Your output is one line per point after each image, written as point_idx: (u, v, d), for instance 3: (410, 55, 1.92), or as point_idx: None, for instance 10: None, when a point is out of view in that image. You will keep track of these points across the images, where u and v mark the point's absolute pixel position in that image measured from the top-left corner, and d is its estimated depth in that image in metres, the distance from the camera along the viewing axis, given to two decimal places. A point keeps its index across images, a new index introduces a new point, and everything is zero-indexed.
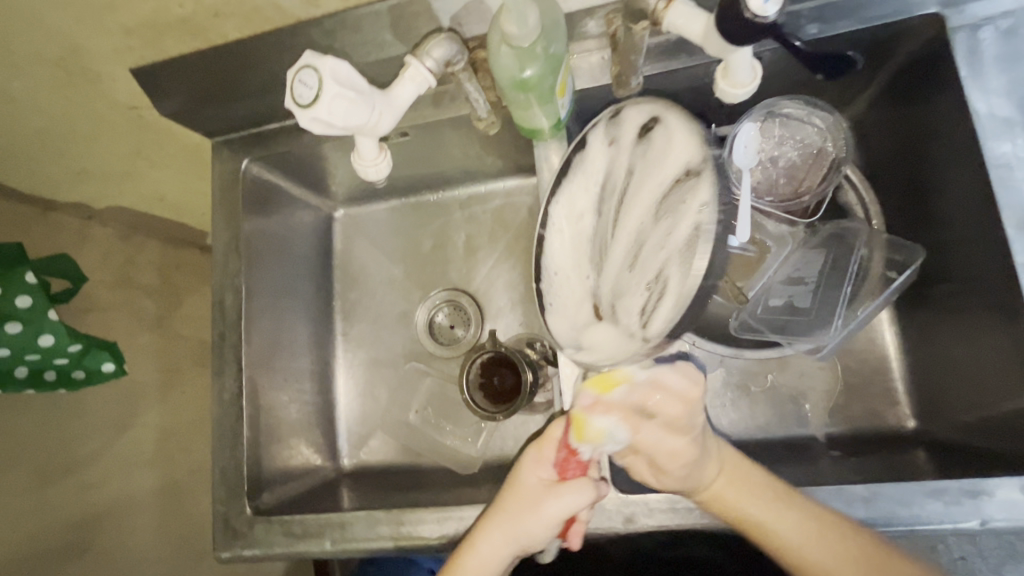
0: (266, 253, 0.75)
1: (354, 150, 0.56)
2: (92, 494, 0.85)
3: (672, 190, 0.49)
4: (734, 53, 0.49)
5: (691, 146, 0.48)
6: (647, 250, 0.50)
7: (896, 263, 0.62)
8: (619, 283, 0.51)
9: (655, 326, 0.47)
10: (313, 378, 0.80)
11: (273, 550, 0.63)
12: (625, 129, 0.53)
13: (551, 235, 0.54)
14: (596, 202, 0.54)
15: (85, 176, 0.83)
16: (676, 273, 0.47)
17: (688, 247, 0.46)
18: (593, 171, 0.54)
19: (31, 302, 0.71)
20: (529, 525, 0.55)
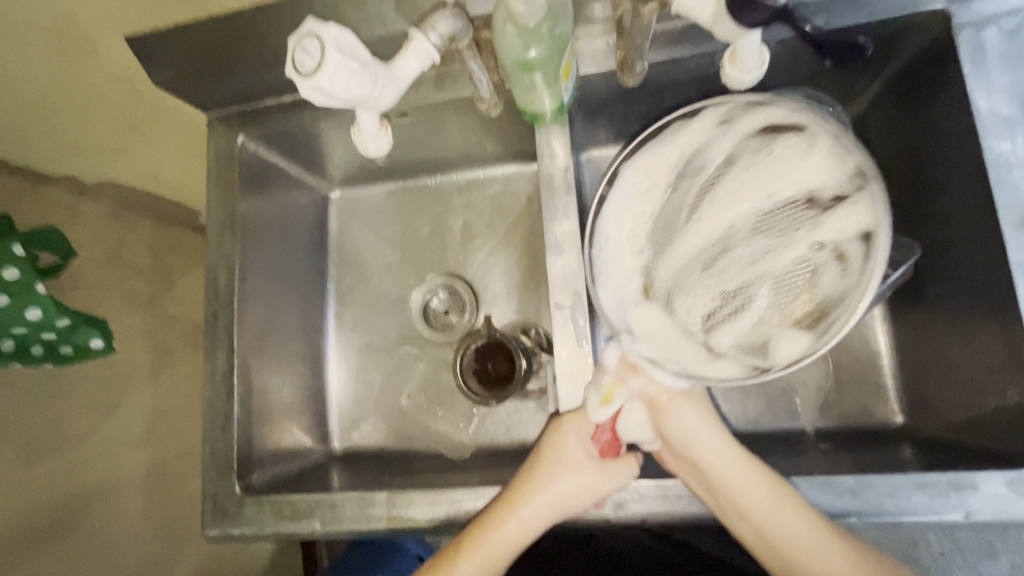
0: (261, 232, 0.74)
1: (355, 126, 0.56)
2: (79, 473, 0.84)
3: (781, 212, 0.54)
4: (743, 38, 0.50)
5: (824, 171, 0.52)
6: (731, 256, 0.54)
7: (890, 261, 0.60)
8: (682, 274, 0.55)
9: (721, 335, 0.53)
10: (305, 361, 0.79)
11: (263, 530, 0.62)
12: (749, 118, 0.55)
13: (614, 194, 0.56)
14: (675, 184, 0.56)
15: (75, 150, 0.82)
16: (766, 297, 0.53)
17: (790, 276, 0.52)
18: (684, 146, 0.57)
19: (19, 276, 0.69)
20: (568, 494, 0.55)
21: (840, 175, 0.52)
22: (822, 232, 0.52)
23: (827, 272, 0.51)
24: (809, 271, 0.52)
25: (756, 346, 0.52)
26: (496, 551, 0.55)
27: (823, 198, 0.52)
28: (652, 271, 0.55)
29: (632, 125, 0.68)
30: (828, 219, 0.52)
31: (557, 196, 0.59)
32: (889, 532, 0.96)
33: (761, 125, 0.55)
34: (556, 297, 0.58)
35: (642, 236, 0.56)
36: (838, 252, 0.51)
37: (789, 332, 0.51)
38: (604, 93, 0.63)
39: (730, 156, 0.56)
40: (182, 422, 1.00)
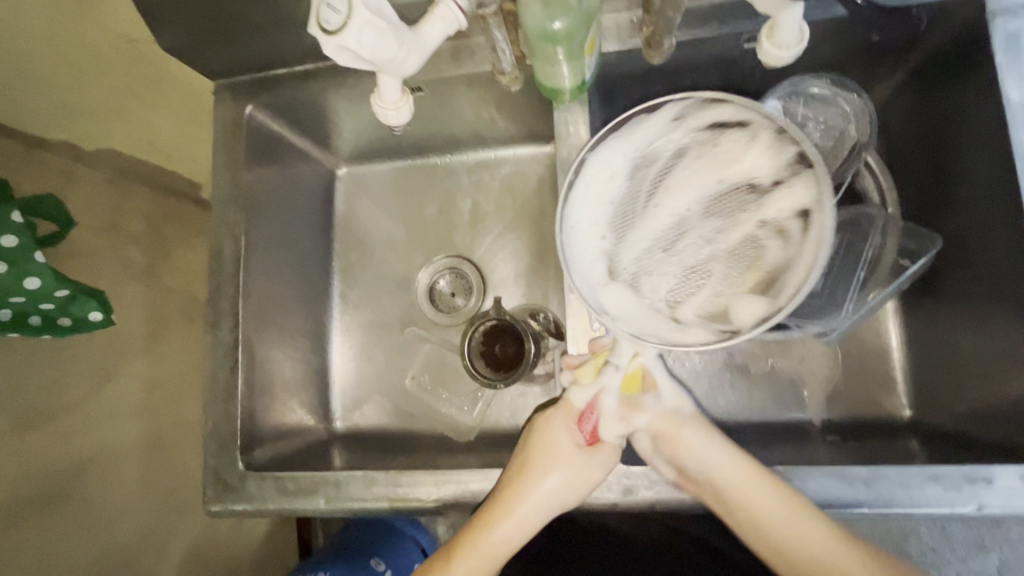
0: (267, 205, 0.72)
1: (375, 92, 0.54)
2: (75, 444, 0.82)
3: (729, 195, 0.54)
4: (784, 12, 0.46)
5: (767, 158, 0.51)
6: (688, 238, 0.54)
7: (908, 251, 0.62)
8: (643, 257, 0.53)
9: (685, 309, 0.51)
10: (308, 338, 0.78)
11: (265, 506, 0.61)
12: (700, 115, 0.52)
13: (579, 182, 0.51)
14: (631, 176, 0.54)
15: (75, 115, 0.79)
16: (722, 272, 0.52)
17: (740, 251, 0.52)
18: (637, 142, 0.53)
19: (17, 242, 0.67)
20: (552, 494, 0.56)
21: (779, 165, 0.51)
22: (766, 208, 0.52)
23: (772, 245, 0.52)
24: (754, 246, 0.52)
25: (718, 315, 0.50)
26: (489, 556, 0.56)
27: (762, 184, 0.52)
28: (614, 261, 0.52)
29: None
30: (779, 193, 0.51)
31: (574, 176, 0.58)
32: (882, 525, 0.97)
33: (708, 123, 0.52)
34: (570, 280, 0.57)
35: (604, 221, 0.52)
36: (777, 227, 0.52)
37: (744, 297, 0.50)
38: (624, 73, 0.61)
39: (680, 146, 0.54)
40: (178, 398, 1.00)
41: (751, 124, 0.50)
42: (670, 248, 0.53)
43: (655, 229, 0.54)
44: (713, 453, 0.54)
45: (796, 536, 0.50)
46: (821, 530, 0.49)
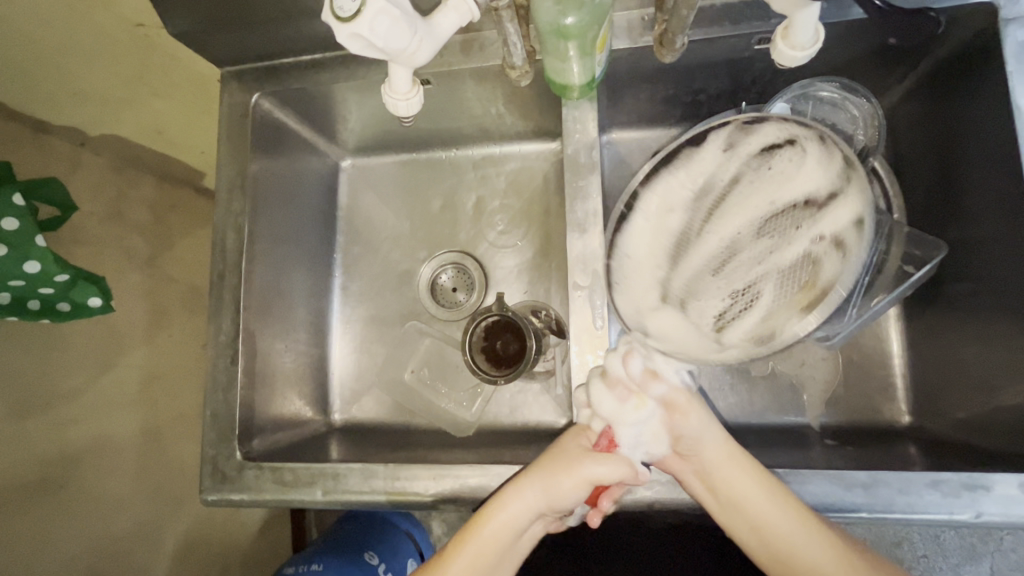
0: (271, 195, 0.72)
1: (385, 82, 0.53)
2: (72, 431, 0.82)
3: (780, 216, 0.52)
4: (801, 12, 0.46)
5: (825, 175, 0.52)
6: (738, 260, 0.52)
7: (914, 259, 0.61)
8: (692, 283, 0.52)
9: (734, 333, 0.50)
10: (309, 330, 0.78)
11: (262, 497, 0.61)
12: (750, 140, 0.54)
13: (631, 220, 0.54)
14: (688, 202, 0.54)
15: (80, 100, 0.79)
16: (774, 294, 0.50)
17: (794, 271, 0.50)
18: (697, 171, 0.54)
19: (19, 226, 0.67)
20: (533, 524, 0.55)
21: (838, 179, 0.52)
22: (822, 223, 0.51)
23: (830, 262, 0.51)
24: (811, 263, 0.51)
25: (766, 337, 0.50)
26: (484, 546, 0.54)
27: (819, 198, 0.51)
28: (665, 291, 0.52)
29: (658, 106, 0.67)
30: (839, 205, 0.51)
31: (581, 173, 0.58)
32: (875, 530, 0.97)
33: (757, 148, 0.54)
34: (574, 278, 0.57)
35: (658, 252, 0.53)
36: (835, 242, 0.51)
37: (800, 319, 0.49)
38: (634, 71, 0.61)
39: (738, 170, 0.54)
40: (176, 386, 0.99)
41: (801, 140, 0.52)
42: (720, 268, 0.52)
43: (708, 251, 0.52)
44: (708, 437, 0.53)
45: (776, 523, 0.50)
46: (806, 531, 0.50)
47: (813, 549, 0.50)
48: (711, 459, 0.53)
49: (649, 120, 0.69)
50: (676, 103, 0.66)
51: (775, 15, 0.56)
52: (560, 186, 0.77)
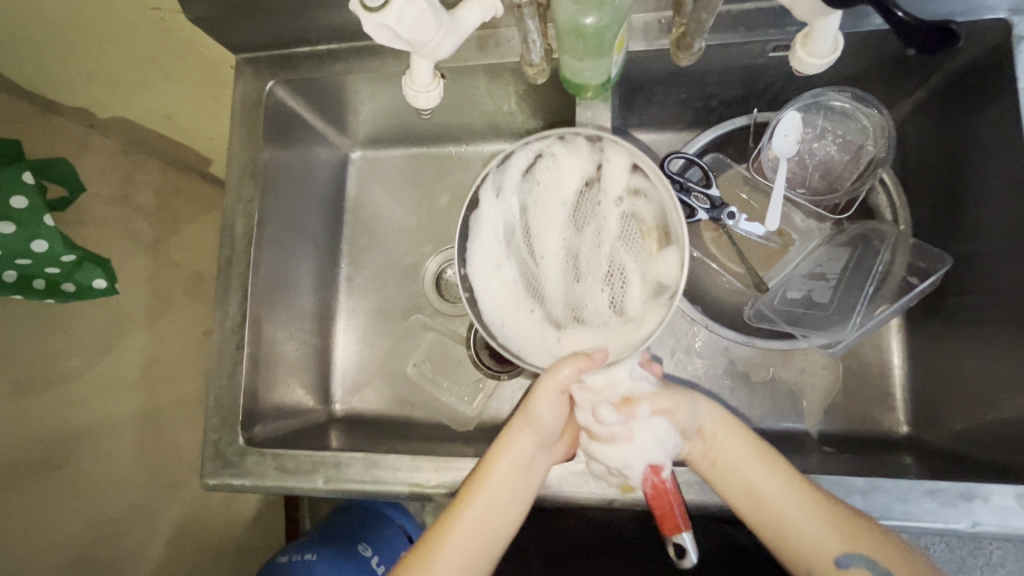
0: (281, 183, 0.72)
1: (407, 74, 0.53)
2: (71, 412, 0.82)
3: (580, 204, 0.61)
4: (821, 20, 0.46)
5: (587, 157, 0.58)
6: (585, 257, 0.61)
7: (919, 270, 0.62)
8: (571, 297, 0.61)
9: (631, 305, 0.58)
10: (313, 319, 0.78)
11: (263, 483, 0.61)
12: (509, 175, 0.60)
13: (480, 293, 0.59)
14: (506, 250, 0.62)
15: (92, 81, 0.78)
16: (629, 255, 0.59)
17: (632, 233, 0.59)
18: (491, 227, 0.61)
19: (27, 204, 0.68)
20: (532, 464, 0.56)
21: (596, 158, 0.58)
22: (611, 189, 0.59)
23: (642, 205, 0.58)
24: (632, 220, 0.59)
25: (655, 290, 0.56)
26: (500, 505, 0.55)
27: (592, 176, 0.59)
28: (551, 322, 0.60)
29: (669, 110, 0.68)
30: (606, 171, 0.58)
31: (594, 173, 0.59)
32: None
33: (519, 172, 0.60)
34: None
35: (517, 303, 0.61)
36: (632, 192, 0.58)
37: (661, 258, 0.56)
38: (648, 73, 0.61)
39: (522, 198, 0.62)
40: (176, 373, 0.97)
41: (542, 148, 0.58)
42: (586, 274, 0.61)
43: (557, 269, 0.62)
44: (700, 409, 0.57)
45: (761, 481, 0.53)
46: (785, 488, 0.52)
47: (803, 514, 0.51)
48: (708, 425, 0.56)
49: (659, 123, 0.70)
50: (687, 107, 0.67)
51: (792, 23, 0.56)
52: None
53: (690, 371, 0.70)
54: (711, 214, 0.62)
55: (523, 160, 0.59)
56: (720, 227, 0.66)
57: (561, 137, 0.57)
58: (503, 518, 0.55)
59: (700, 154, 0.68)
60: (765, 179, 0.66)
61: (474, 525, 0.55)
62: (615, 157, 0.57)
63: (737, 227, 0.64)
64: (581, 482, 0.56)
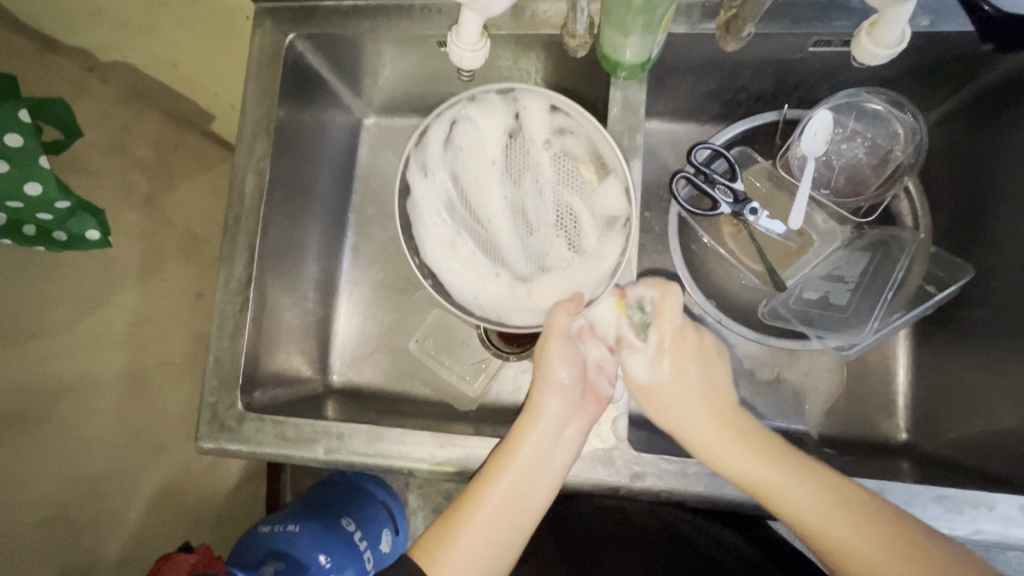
0: (293, 143, 0.69)
1: (453, 30, 0.53)
2: (55, 366, 0.79)
3: (511, 154, 0.63)
4: (891, 12, 0.46)
5: (502, 111, 0.61)
6: (531, 207, 0.64)
7: (937, 280, 0.62)
8: (529, 250, 0.63)
9: (586, 240, 0.61)
10: (317, 287, 0.76)
11: (262, 450, 0.59)
12: (432, 142, 0.61)
13: (443, 275, 0.62)
14: (452, 225, 0.64)
15: (98, 20, 0.74)
16: (572, 194, 0.62)
17: (569, 173, 0.62)
18: (433, 207, 0.64)
19: (23, 143, 0.62)
20: (565, 429, 0.56)
21: (512, 110, 0.61)
22: (536, 134, 0.62)
23: (571, 141, 0.60)
24: (563, 158, 0.61)
25: (605, 220, 0.60)
26: (523, 478, 0.54)
27: (514, 126, 0.62)
28: (520, 280, 0.62)
29: (697, 100, 0.67)
30: (525, 119, 0.61)
31: (622, 156, 0.58)
32: None
33: (440, 142, 0.62)
34: (604, 262, 0.57)
35: (483, 272, 0.63)
36: (559, 128, 0.60)
37: (604, 185, 0.59)
38: (683, 59, 0.60)
39: (451, 169, 0.64)
40: (166, 331, 0.94)
41: (457, 110, 0.60)
42: (537, 228, 0.63)
43: (504, 227, 0.64)
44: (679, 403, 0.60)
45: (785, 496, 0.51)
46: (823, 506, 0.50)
47: (779, 482, 0.52)
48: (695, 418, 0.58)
49: (684, 113, 0.69)
50: (715, 99, 0.66)
51: (838, 18, 0.55)
52: None
53: None
54: (734, 209, 0.61)
55: (440, 133, 0.62)
56: (741, 222, 0.64)
57: (472, 98, 0.59)
58: (534, 487, 0.54)
59: (726, 147, 0.66)
60: (790, 176, 0.65)
61: (504, 497, 0.54)
62: (532, 105, 0.59)
63: (758, 223, 0.62)
64: (586, 468, 0.55)
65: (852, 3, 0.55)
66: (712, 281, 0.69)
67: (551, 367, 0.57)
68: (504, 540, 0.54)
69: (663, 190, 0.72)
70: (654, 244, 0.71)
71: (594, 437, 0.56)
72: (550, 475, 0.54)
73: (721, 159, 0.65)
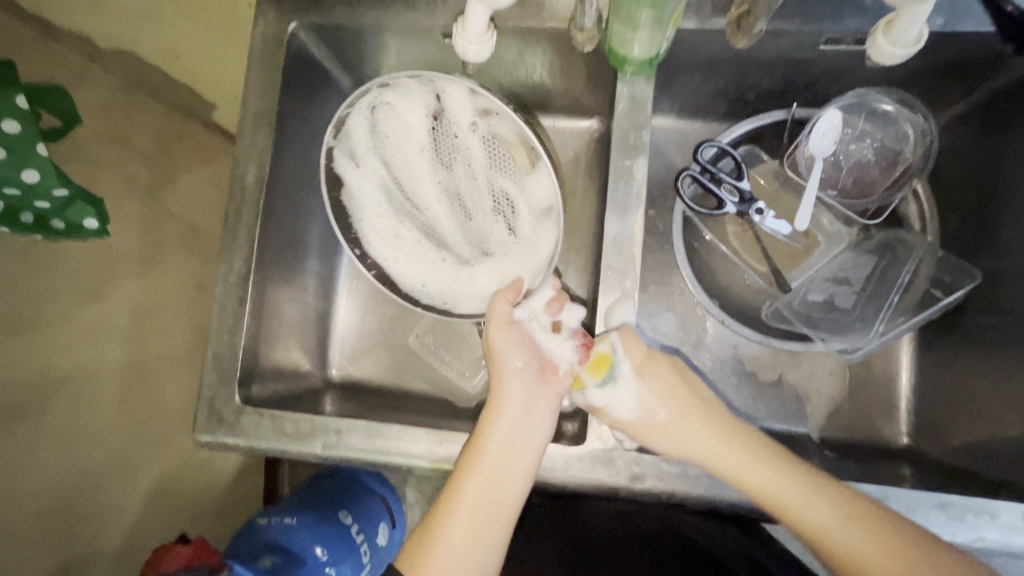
0: (293, 136, 0.68)
1: (459, 23, 0.52)
2: (51, 356, 0.81)
3: (440, 138, 0.67)
4: (909, 11, 0.45)
5: (422, 93, 0.64)
6: (466, 192, 0.68)
7: (943, 283, 0.62)
8: (471, 236, 0.68)
9: (521, 225, 0.66)
10: (316, 280, 0.75)
11: (258, 444, 0.59)
12: (358, 132, 0.64)
13: (389, 265, 0.67)
14: (392, 210, 0.68)
15: (100, 6, 0.73)
16: (504, 177, 0.67)
17: (501, 159, 0.66)
18: (371, 194, 0.67)
19: (20, 130, 0.61)
20: (531, 409, 0.57)
21: (432, 92, 0.64)
22: (461, 119, 0.66)
23: (497, 123, 0.64)
24: (490, 139, 0.66)
25: (541, 209, 0.65)
26: (494, 469, 0.54)
27: (437, 110, 0.65)
28: (463, 265, 0.67)
29: (705, 96, 0.66)
30: (447, 102, 0.64)
31: (628, 153, 0.57)
32: None
33: (364, 125, 0.65)
34: (608, 260, 0.56)
35: (428, 260, 0.67)
36: (484, 112, 0.64)
37: (533, 175, 0.65)
38: (692, 55, 0.59)
39: (380, 155, 0.67)
40: None
41: (374, 92, 0.62)
42: (472, 213, 0.68)
43: (444, 213, 0.68)
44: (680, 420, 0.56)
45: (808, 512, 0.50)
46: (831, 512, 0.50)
47: (788, 498, 0.51)
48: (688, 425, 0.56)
49: (691, 109, 0.68)
50: (723, 97, 0.65)
51: (850, 17, 0.54)
52: (594, 167, 0.73)
53: (696, 364, 0.69)
54: (740, 209, 0.60)
55: (362, 122, 0.64)
56: (746, 223, 0.64)
57: (385, 83, 0.62)
58: (511, 479, 0.55)
59: (733, 146, 0.66)
60: (799, 175, 0.63)
61: (479, 490, 0.55)
62: (450, 88, 0.63)
63: (764, 223, 0.62)
64: (587, 470, 0.55)
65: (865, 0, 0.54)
66: (716, 281, 0.68)
67: (504, 357, 0.58)
68: (487, 535, 0.55)
69: (668, 188, 0.71)
70: (659, 243, 0.70)
71: (593, 436, 0.55)
72: (518, 464, 0.54)
73: (728, 158, 0.64)
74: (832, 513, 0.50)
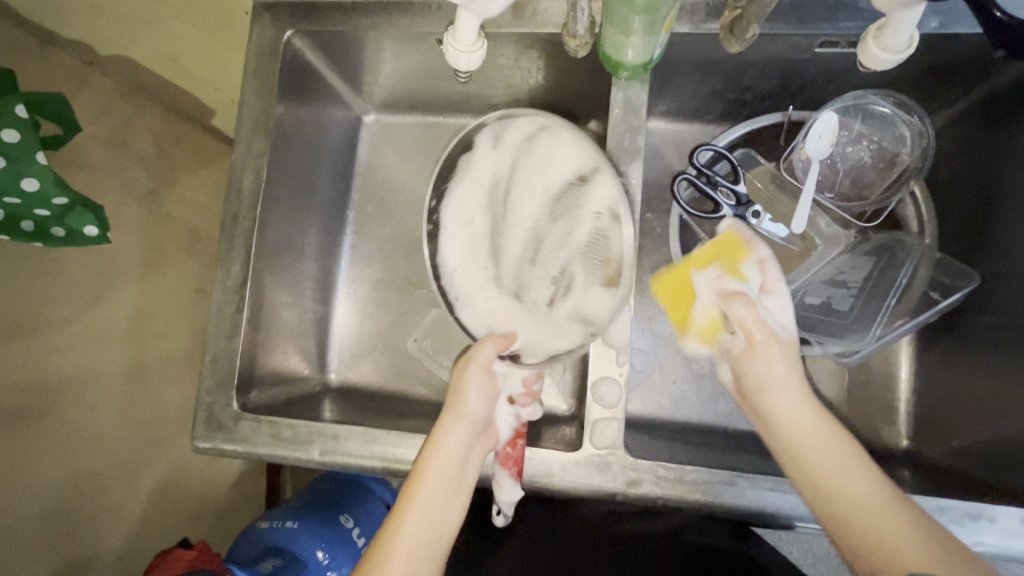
0: (291, 142, 0.68)
1: (451, 31, 0.52)
2: (54, 360, 0.79)
3: (564, 196, 0.60)
4: (899, 17, 0.45)
5: (586, 152, 0.58)
6: (545, 246, 0.62)
7: (942, 286, 0.61)
8: (522, 275, 0.63)
9: (564, 306, 0.60)
10: (314, 284, 0.75)
11: (257, 450, 0.59)
12: (510, 131, 0.61)
13: (444, 236, 0.64)
14: (483, 206, 0.64)
15: (99, 14, 0.74)
16: (581, 268, 0.60)
17: (591, 249, 0.59)
18: (482, 176, 0.63)
19: (19, 138, 0.62)
20: (467, 460, 0.54)
21: (595, 158, 0.57)
22: (594, 203, 0.58)
23: (614, 233, 0.57)
24: (596, 232, 0.59)
25: (582, 316, 0.59)
26: (429, 513, 0.51)
27: (585, 172, 0.58)
28: (496, 285, 0.63)
29: (701, 99, 0.66)
30: (592, 185, 0.58)
31: (623, 157, 0.57)
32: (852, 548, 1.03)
33: (521, 135, 0.61)
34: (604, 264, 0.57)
35: (478, 258, 0.64)
36: (612, 215, 0.57)
37: (596, 289, 0.58)
38: (688, 58, 0.59)
39: (513, 157, 0.62)
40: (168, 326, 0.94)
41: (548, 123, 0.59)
42: (542, 261, 0.62)
43: (509, 237, 0.63)
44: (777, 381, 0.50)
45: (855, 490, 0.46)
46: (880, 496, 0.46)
47: (836, 455, 0.47)
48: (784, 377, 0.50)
49: (687, 112, 0.68)
50: (719, 99, 0.65)
51: (845, 18, 0.54)
52: None
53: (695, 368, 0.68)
54: (735, 212, 0.60)
55: (526, 126, 0.61)
56: None
57: (547, 125, 0.60)
58: (441, 525, 0.51)
59: (730, 148, 0.65)
60: (795, 179, 0.64)
61: (414, 531, 0.50)
62: (607, 175, 0.56)
63: (761, 226, 0.61)
64: (583, 475, 0.55)
65: (860, 2, 0.54)
66: None
67: (464, 399, 0.55)
68: None
69: (665, 190, 0.71)
70: (656, 245, 0.70)
71: (588, 443, 0.55)
72: (455, 507, 0.52)
73: (724, 161, 0.64)
74: (882, 486, 0.46)
